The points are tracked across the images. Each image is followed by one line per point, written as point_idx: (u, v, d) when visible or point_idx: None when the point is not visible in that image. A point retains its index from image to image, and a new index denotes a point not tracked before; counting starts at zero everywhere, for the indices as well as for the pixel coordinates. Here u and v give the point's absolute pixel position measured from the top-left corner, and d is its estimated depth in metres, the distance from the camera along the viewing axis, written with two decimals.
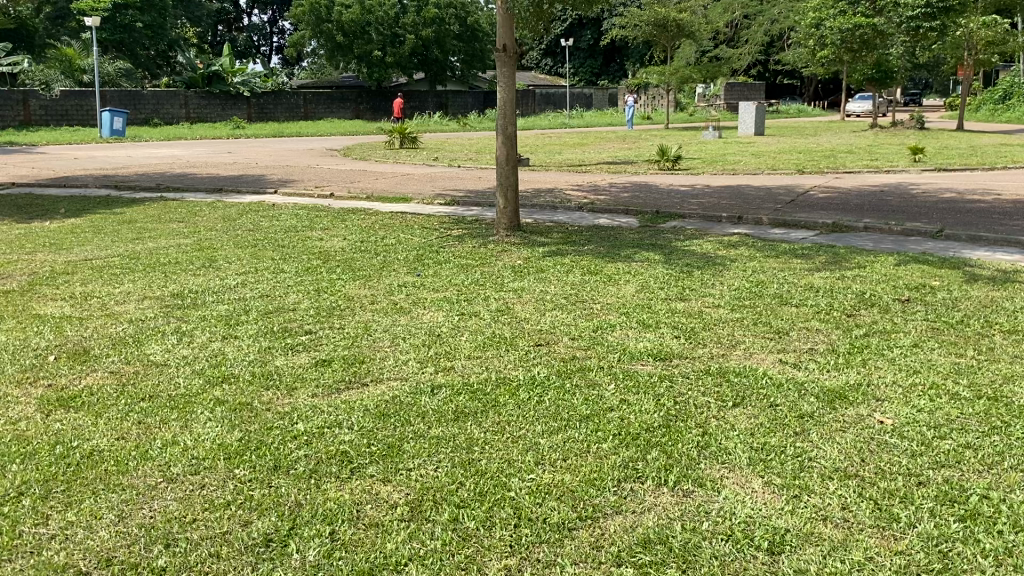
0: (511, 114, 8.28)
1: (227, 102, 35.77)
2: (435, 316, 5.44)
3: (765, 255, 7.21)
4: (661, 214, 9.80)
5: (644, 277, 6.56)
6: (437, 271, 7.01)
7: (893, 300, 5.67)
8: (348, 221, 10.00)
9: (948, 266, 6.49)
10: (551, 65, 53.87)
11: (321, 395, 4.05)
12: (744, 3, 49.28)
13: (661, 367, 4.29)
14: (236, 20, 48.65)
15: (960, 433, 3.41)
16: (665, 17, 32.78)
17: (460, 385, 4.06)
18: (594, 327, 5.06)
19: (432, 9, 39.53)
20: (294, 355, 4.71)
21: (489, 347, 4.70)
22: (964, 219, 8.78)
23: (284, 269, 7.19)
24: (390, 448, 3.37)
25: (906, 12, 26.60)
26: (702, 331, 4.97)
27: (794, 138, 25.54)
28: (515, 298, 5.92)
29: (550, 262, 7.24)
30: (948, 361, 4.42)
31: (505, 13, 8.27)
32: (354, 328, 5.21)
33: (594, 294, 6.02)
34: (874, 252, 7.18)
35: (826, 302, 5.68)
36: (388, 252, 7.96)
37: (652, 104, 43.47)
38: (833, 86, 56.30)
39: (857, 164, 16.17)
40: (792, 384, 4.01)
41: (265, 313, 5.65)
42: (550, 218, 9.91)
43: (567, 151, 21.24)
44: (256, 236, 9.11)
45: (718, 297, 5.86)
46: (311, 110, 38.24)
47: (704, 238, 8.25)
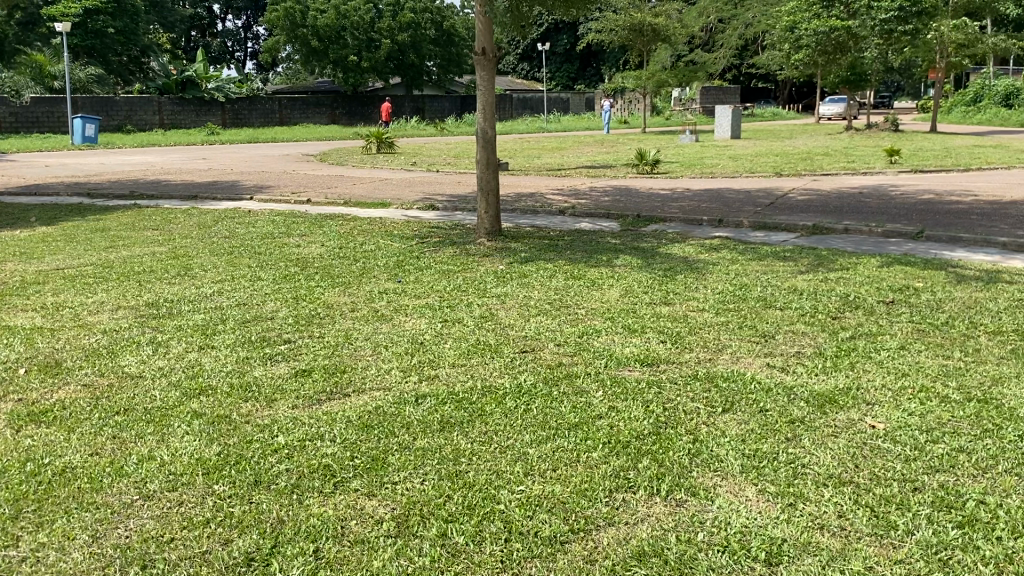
0: (491, 118, 8.23)
1: (201, 108, 35.44)
2: (418, 323, 5.35)
3: (747, 258, 7.18)
4: (641, 218, 9.76)
5: (627, 281, 6.50)
6: (417, 277, 6.92)
7: (878, 302, 5.66)
8: (326, 227, 9.88)
9: (931, 267, 6.49)
10: (527, 69, 53.90)
11: (301, 407, 3.94)
12: (719, 7, 49.63)
13: (649, 373, 4.22)
14: (210, 26, 48.24)
15: (953, 438, 3.37)
16: (641, 22, 32.95)
17: (444, 394, 3.97)
18: (579, 333, 4.99)
19: (408, 13, 39.45)
20: (273, 365, 4.60)
21: (474, 355, 4.62)
22: (944, 220, 8.81)
23: (262, 277, 7.08)
24: (374, 461, 3.28)
25: (879, 15, 26.89)
26: (688, 336, 4.91)
27: (771, 140, 25.69)
28: (498, 304, 5.85)
29: (532, 267, 7.17)
30: (936, 364, 4.39)
31: (484, 17, 8.22)
32: (336, 336, 5.11)
33: (578, 299, 5.96)
34: (856, 254, 7.17)
35: (811, 305, 5.65)
36: (368, 258, 7.86)
37: (628, 108, 43.61)
38: (807, 90, 56.79)
39: (835, 165, 16.26)
40: (781, 389, 3.95)
41: (243, 322, 5.53)
42: (530, 222, 9.85)
43: (545, 155, 21.21)
44: (232, 243, 8.98)
45: (703, 301, 5.81)
46: (287, 115, 37.99)
47: (686, 242, 8.23)
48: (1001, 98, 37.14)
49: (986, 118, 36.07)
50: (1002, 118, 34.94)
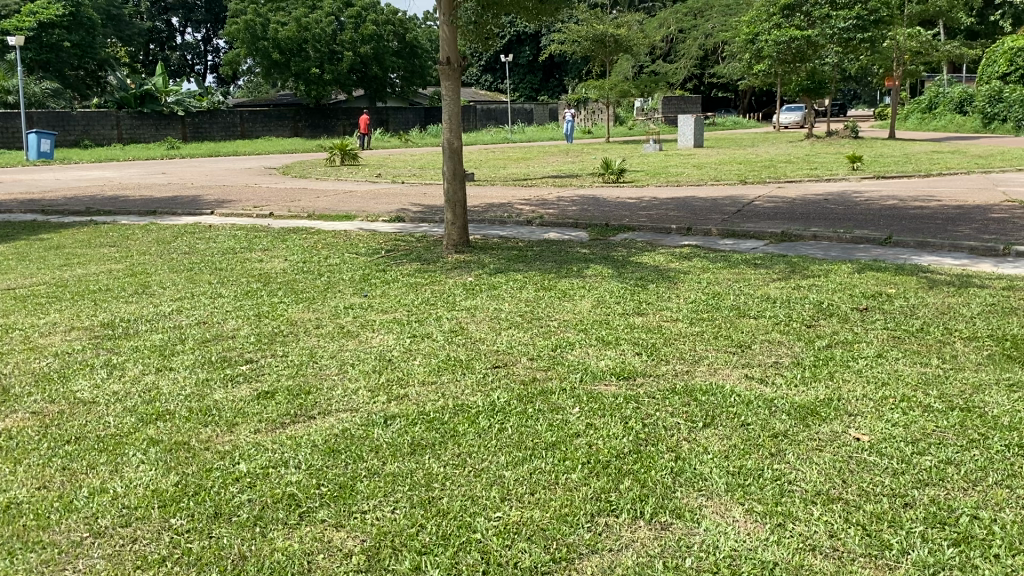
0: (457, 128, 8.08)
1: (160, 122, 34.89)
2: (386, 339, 5.19)
3: (717, 266, 7.12)
4: (610, 227, 9.67)
5: (598, 291, 6.39)
6: (384, 291, 6.75)
7: (851, 309, 5.61)
8: (288, 241, 9.66)
9: (902, 273, 6.46)
10: (491, 80, 53.92)
11: (263, 431, 3.75)
12: (679, 18, 50.17)
13: (626, 387, 4.09)
14: (168, 39, 47.49)
15: (939, 448, 3.29)
16: (603, 33, 33.11)
17: (415, 415, 3.81)
18: (553, 346, 4.87)
19: (370, 25, 39.26)
20: (235, 387, 4.40)
21: (444, 372, 4.46)
22: (911, 225, 8.83)
23: (223, 293, 6.86)
24: (342, 488, 3.11)
25: (839, 24, 27.24)
26: (664, 347, 4.81)
27: (733, 149, 25.88)
28: (468, 318, 5.70)
29: (502, 279, 7.04)
30: (914, 372, 4.32)
31: (448, 25, 8.05)
32: (300, 355, 4.92)
33: (550, 311, 5.83)
34: (826, 261, 7.14)
35: (785, 313, 5.58)
36: (333, 273, 7.67)
37: (592, 119, 43.76)
38: (766, 98, 57.49)
39: (798, 173, 16.37)
40: (761, 401, 3.85)
41: (203, 342, 5.31)
42: (497, 233, 9.70)
43: (510, 166, 21.14)
44: (192, 259, 8.73)
45: (676, 310, 5.71)
46: (248, 129, 37.54)
47: (656, 250, 8.15)
48: (955, 105, 37.63)
49: (942, 125, 36.67)
50: (958, 125, 35.50)
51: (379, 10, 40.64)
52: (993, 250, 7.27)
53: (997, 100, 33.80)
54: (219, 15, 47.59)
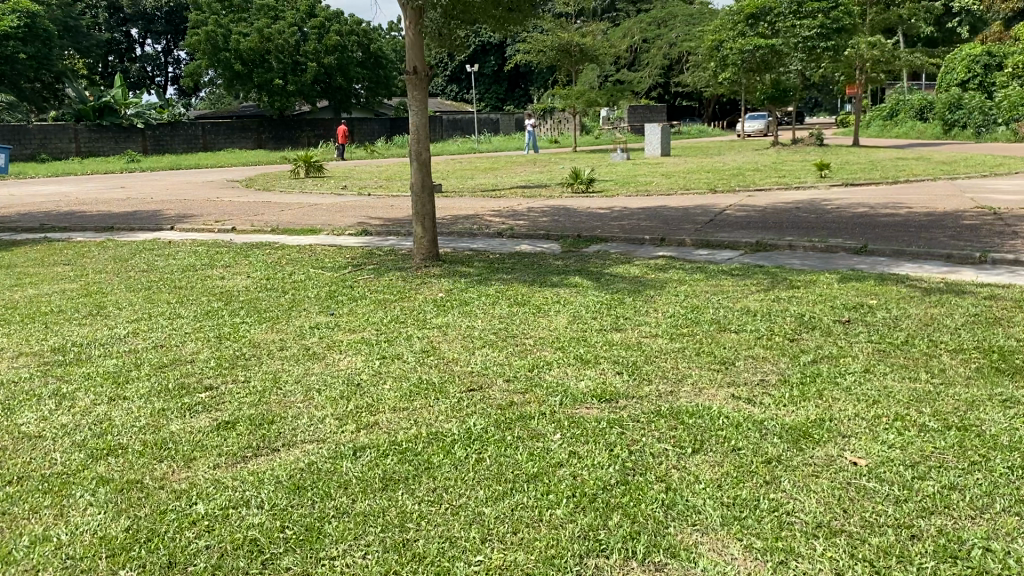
0: (425, 139, 7.87)
1: (120, 135, 34.21)
2: (353, 361, 4.95)
3: (694, 278, 6.98)
4: (582, 239, 9.51)
5: (574, 306, 6.19)
6: (351, 308, 6.51)
7: (833, 321, 5.48)
8: (251, 257, 9.36)
9: (884, 283, 6.36)
10: (456, 90, 53.76)
11: (223, 466, 3.50)
12: (643, 27, 50.51)
13: (608, 410, 3.89)
14: (127, 51, 46.61)
15: (940, 472, 3.13)
16: (569, 42, 33.11)
17: (386, 445, 3.57)
18: (530, 366, 4.66)
19: (334, 36, 38.95)
20: (193, 417, 4.13)
21: (416, 397, 4.22)
22: (885, 233, 8.78)
23: (182, 314, 6.57)
24: (309, 531, 2.87)
25: (802, 33, 27.39)
26: (645, 365, 4.62)
27: (700, 157, 25.95)
28: (440, 336, 5.46)
29: (473, 293, 6.84)
30: (904, 389, 4.17)
31: (415, 33, 7.84)
32: (262, 380, 4.66)
33: (525, 328, 5.62)
34: (804, 271, 7.03)
35: (767, 327, 5.43)
36: (298, 290, 7.42)
37: (558, 128, 43.67)
38: (729, 107, 58.08)
39: (766, 181, 16.39)
40: (751, 423, 3.68)
41: (159, 367, 5.02)
42: (468, 246, 9.49)
43: (478, 176, 20.96)
44: (151, 277, 8.41)
45: (655, 325, 5.54)
46: (210, 141, 36.95)
47: (630, 261, 8.00)
48: (916, 112, 38.13)
49: (903, 132, 37.14)
50: (919, 132, 35.98)
51: (343, 20, 40.29)
52: (970, 257, 7.24)
53: (957, 107, 34.32)
54: (180, 26, 46.84)
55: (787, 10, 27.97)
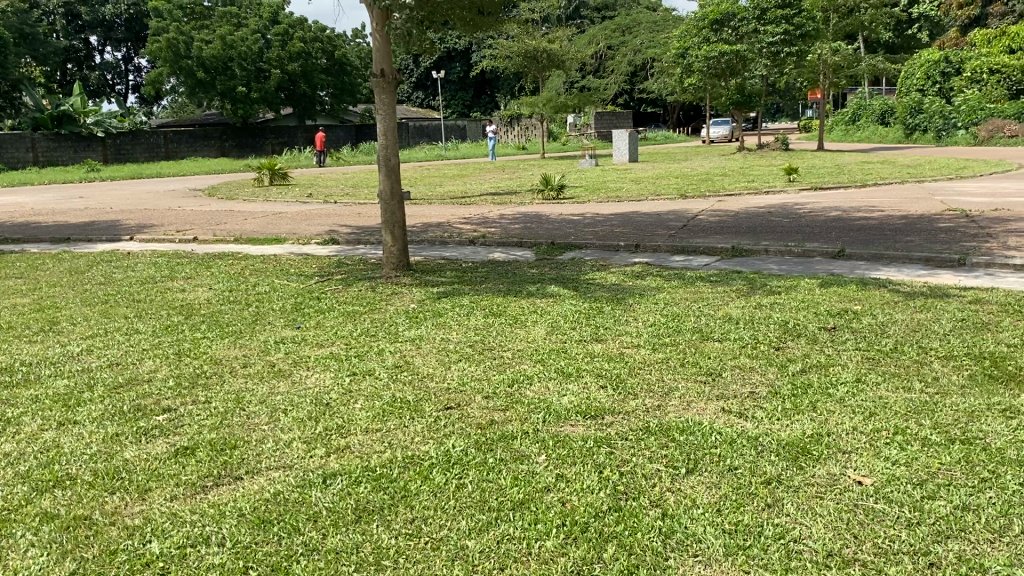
0: (394, 144, 7.63)
1: (79, 143, 33.50)
2: (321, 379, 4.68)
3: (672, 284, 6.81)
4: (556, 246, 9.31)
5: (551, 315, 5.99)
6: (318, 321, 6.24)
7: (818, 328, 5.31)
8: (214, 267, 9.04)
9: (867, 288, 6.23)
10: (422, 97, 53.50)
11: (181, 498, 3.22)
12: (607, 34, 50.83)
13: (594, 428, 3.67)
14: (86, 58, 45.64)
15: (950, 491, 2.95)
16: (536, 48, 33.04)
17: (359, 472, 3.32)
18: (508, 382, 4.42)
19: (298, 43, 38.54)
20: (150, 443, 3.84)
21: (389, 416, 3.97)
22: (860, 236, 8.68)
23: (139, 329, 6.26)
24: (276, 572, 2.62)
25: (766, 39, 27.53)
26: (629, 378, 4.40)
27: (667, 163, 25.99)
28: (413, 351, 5.22)
29: (446, 304, 6.62)
30: (900, 399, 3.99)
31: (381, 35, 7.60)
32: (224, 401, 4.38)
33: (502, 340, 5.40)
34: (782, 276, 6.89)
35: (752, 334, 5.25)
36: (262, 302, 7.12)
37: (525, 134, 43.56)
38: (693, 113, 58.51)
39: (735, 186, 16.37)
40: (746, 439, 3.48)
41: (113, 389, 4.70)
42: (439, 254, 9.26)
43: (447, 183, 20.76)
44: (107, 290, 8.05)
45: (636, 335, 5.34)
46: (173, 149, 36.32)
47: (607, 269, 7.81)
48: (877, 116, 38.57)
49: (865, 136, 37.56)
50: (881, 137, 36.39)
51: (307, 27, 39.96)
52: (949, 259, 7.17)
53: (917, 111, 34.76)
54: (140, 34, 46.05)
55: (751, 15, 28.11)
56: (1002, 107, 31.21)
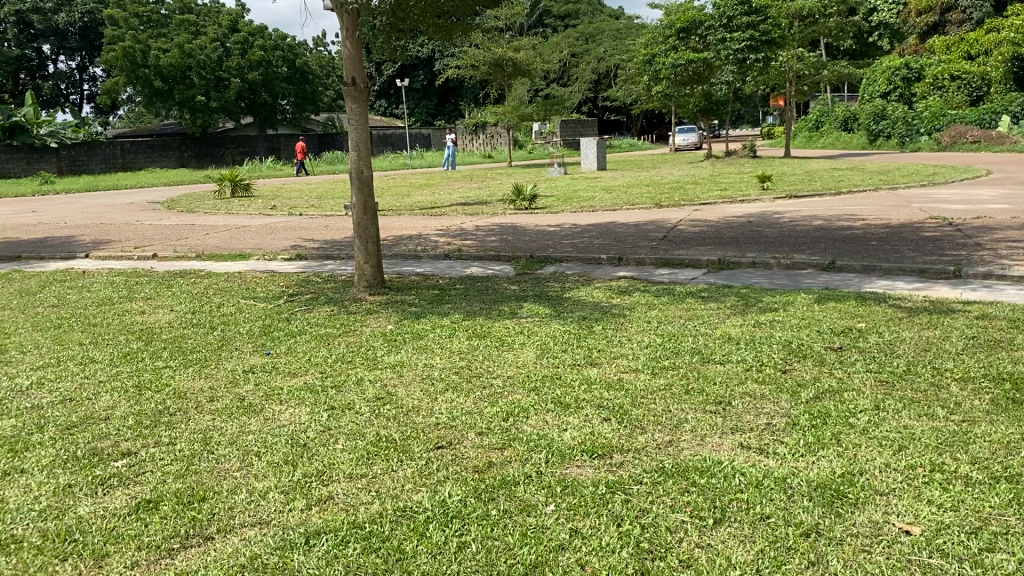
0: (366, 155, 7.24)
1: (33, 155, 32.57)
2: (296, 415, 4.29)
3: (662, 300, 6.52)
4: (535, 260, 8.99)
5: (539, 337, 5.66)
6: (290, 346, 5.84)
7: (825, 349, 5.03)
8: (175, 287, 8.58)
9: (867, 303, 5.99)
10: (385, 106, 53.02)
11: (143, 567, 2.82)
12: (570, 42, 50.76)
13: (604, 470, 3.34)
14: (39, 67, 44.32)
15: (1012, 541, 2.66)
16: (501, 56, 32.78)
17: (346, 529, 2.95)
18: (504, 415, 4.07)
19: (258, 51, 37.90)
20: (107, 495, 3.43)
21: (375, 459, 3.60)
22: (848, 247, 8.47)
23: (95, 358, 5.80)
24: None
25: (732, 45, 27.27)
26: (632, 409, 4.07)
27: (636, 171, 25.81)
28: (394, 379, 4.85)
29: (425, 325, 6.26)
30: (928, 430, 3.71)
31: (352, 41, 7.18)
32: (190, 442, 3.98)
33: (489, 365, 5.06)
34: (777, 290, 6.64)
35: (755, 357, 4.95)
36: (229, 325, 6.70)
37: (491, 143, 43.23)
38: (656, 121, 58.71)
39: (709, 194, 16.17)
40: (772, 481, 3.18)
41: (65, 430, 4.26)
42: (413, 270, 8.89)
43: (414, 193, 20.35)
44: (61, 314, 7.56)
45: (632, 358, 5.02)
46: (129, 160, 35.44)
47: (591, 284, 7.49)
48: (840, 123, 38.78)
49: (829, 143, 37.71)
50: (845, 142, 36.45)
51: (267, 35, 39.40)
52: (944, 271, 6.97)
53: (881, 117, 34.89)
54: (95, 42, 44.88)
55: (718, 23, 28.02)
56: (964, 113, 31.59)
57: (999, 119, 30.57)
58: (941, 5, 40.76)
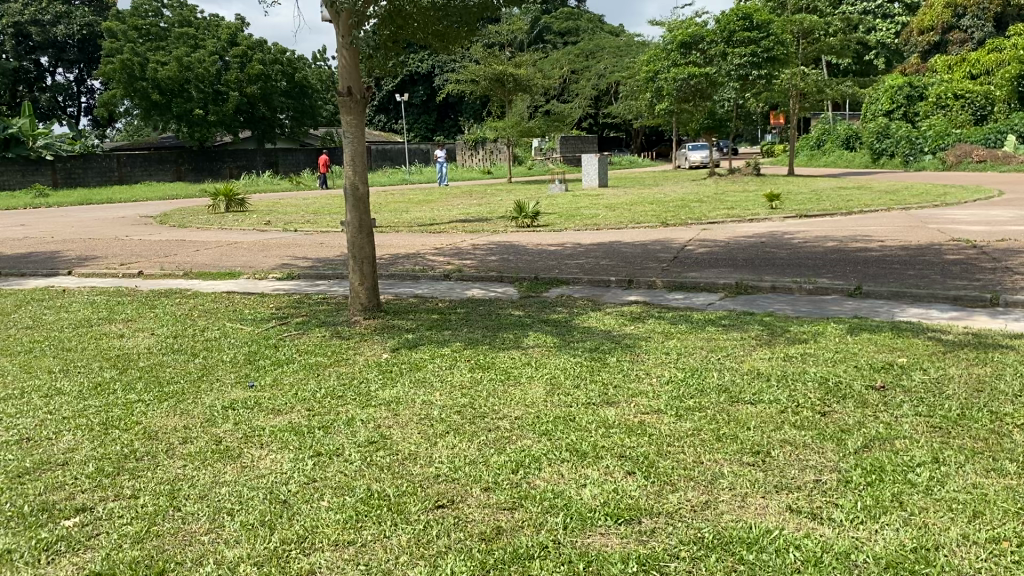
0: (362, 171, 6.79)
1: (28, 168, 32.16)
2: (277, 463, 3.79)
3: (678, 328, 6.06)
4: (539, 281, 8.53)
5: (548, 369, 5.19)
6: (276, 378, 5.34)
7: (866, 388, 4.55)
8: (160, 307, 8.11)
9: (904, 335, 5.51)
10: (384, 121, 52.74)
11: None
12: (570, 59, 50.52)
13: (632, 541, 2.87)
14: (37, 80, 43.91)
15: None
16: (501, 72, 32.39)
17: None
18: (513, 466, 3.57)
19: (257, 65, 37.57)
20: (51, 565, 2.93)
21: (367, 520, 3.12)
22: (873, 271, 8.00)
23: (64, 389, 5.28)
24: None
25: (734, 61, 26.66)
26: (660, 461, 3.59)
27: (639, 188, 25.38)
28: (389, 419, 4.36)
29: (423, 354, 5.77)
30: (1003, 490, 3.22)
31: (349, 50, 6.70)
32: (155, 495, 3.49)
33: (495, 403, 4.57)
34: (804, 319, 6.18)
35: (789, 396, 4.48)
36: (213, 351, 6.22)
37: (490, 158, 42.72)
38: (655, 137, 58.44)
39: (717, 213, 15.75)
40: (835, 560, 2.70)
41: (15, 478, 3.76)
42: (411, 291, 8.42)
43: (414, 209, 19.89)
44: (33, 337, 7.06)
45: (654, 396, 4.53)
46: (126, 174, 35.01)
47: (601, 309, 7.02)
48: (842, 141, 38.45)
49: (831, 161, 37.34)
50: (848, 161, 36.08)
51: (266, 49, 39.09)
52: (981, 299, 6.50)
53: (884, 136, 34.49)
54: (93, 55, 44.44)
55: (719, 38, 27.39)
56: (968, 132, 31.24)
57: (1004, 139, 30.07)
58: (942, 24, 40.39)
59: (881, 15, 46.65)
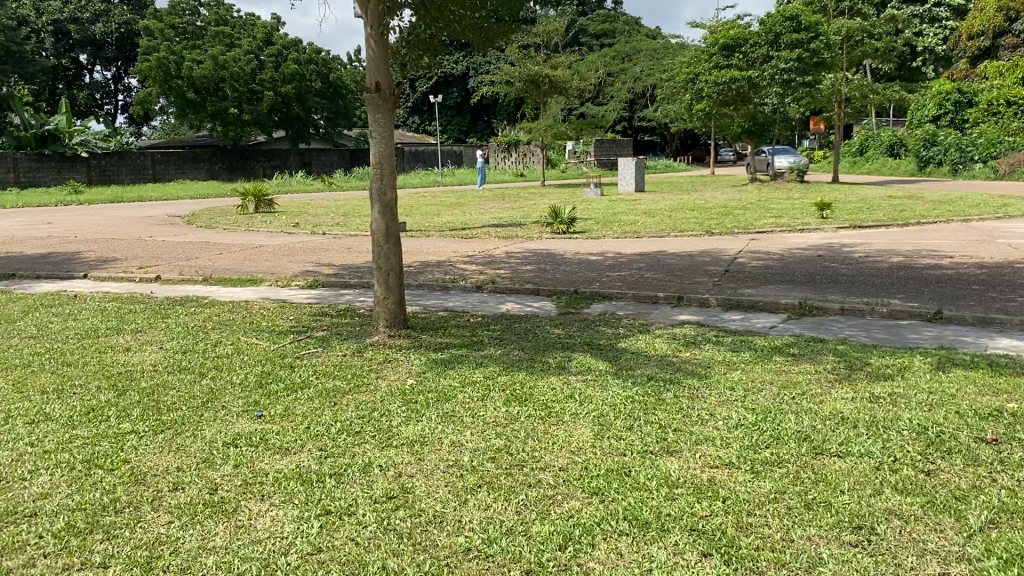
0: (389, 176, 6.18)
1: (63, 164, 32.19)
2: (278, 525, 3.16)
3: (741, 356, 5.37)
4: (580, 296, 7.88)
5: (596, 404, 4.54)
6: (287, 407, 4.73)
7: (975, 440, 3.84)
8: (172, 317, 7.55)
9: (1009, 372, 4.79)
10: (418, 122, 52.33)
11: None
12: (606, 61, 49.82)
13: None
14: (76, 77, 44.02)
15: None
16: (538, 74, 31.74)
17: None
18: (560, 540, 2.93)
19: (292, 64, 37.31)
20: None
21: None
22: (949, 292, 7.27)
23: (53, 416, 4.71)
24: None
25: (777, 65, 25.80)
26: (742, 538, 2.93)
27: (677, 193, 24.63)
28: (412, 466, 3.72)
29: (450, 380, 5.15)
30: None
31: (378, 41, 6.07)
32: (128, 566, 2.89)
33: (536, 446, 3.93)
34: (886, 348, 5.48)
35: (883, 448, 3.78)
36: (222, 370, 5.65)
37: (524, 161, 42.09)
38: (690, 142, 57.61)
39: (763, 222, 14.96)
40: None
41: None
42: (440, 304, 7.80)
43: (445, 212, 19.34)
44: (34, 348, 6.53)
45: (722, 445, 3.85)
46: (160, 171, 34.85)
47: (649, 330, 6.36)
48: (886, 148, 37.49)
49: (875, 168, 36.24)
50: (892, 168, 35.08)
51: (302, 49, 38.73)
52: None
53: (931, 143, 33.20)
54: (131, 53, 44.33)
55: (763, 40, 26.61)
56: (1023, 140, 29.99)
57: None
58: (994, 29, 38.97)
59: (929, 20, 45.28)
